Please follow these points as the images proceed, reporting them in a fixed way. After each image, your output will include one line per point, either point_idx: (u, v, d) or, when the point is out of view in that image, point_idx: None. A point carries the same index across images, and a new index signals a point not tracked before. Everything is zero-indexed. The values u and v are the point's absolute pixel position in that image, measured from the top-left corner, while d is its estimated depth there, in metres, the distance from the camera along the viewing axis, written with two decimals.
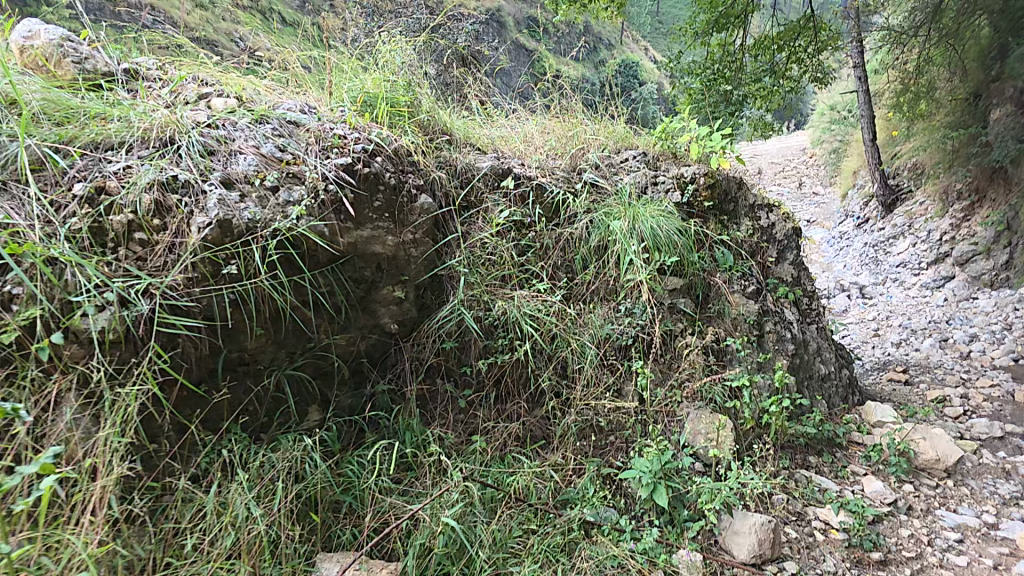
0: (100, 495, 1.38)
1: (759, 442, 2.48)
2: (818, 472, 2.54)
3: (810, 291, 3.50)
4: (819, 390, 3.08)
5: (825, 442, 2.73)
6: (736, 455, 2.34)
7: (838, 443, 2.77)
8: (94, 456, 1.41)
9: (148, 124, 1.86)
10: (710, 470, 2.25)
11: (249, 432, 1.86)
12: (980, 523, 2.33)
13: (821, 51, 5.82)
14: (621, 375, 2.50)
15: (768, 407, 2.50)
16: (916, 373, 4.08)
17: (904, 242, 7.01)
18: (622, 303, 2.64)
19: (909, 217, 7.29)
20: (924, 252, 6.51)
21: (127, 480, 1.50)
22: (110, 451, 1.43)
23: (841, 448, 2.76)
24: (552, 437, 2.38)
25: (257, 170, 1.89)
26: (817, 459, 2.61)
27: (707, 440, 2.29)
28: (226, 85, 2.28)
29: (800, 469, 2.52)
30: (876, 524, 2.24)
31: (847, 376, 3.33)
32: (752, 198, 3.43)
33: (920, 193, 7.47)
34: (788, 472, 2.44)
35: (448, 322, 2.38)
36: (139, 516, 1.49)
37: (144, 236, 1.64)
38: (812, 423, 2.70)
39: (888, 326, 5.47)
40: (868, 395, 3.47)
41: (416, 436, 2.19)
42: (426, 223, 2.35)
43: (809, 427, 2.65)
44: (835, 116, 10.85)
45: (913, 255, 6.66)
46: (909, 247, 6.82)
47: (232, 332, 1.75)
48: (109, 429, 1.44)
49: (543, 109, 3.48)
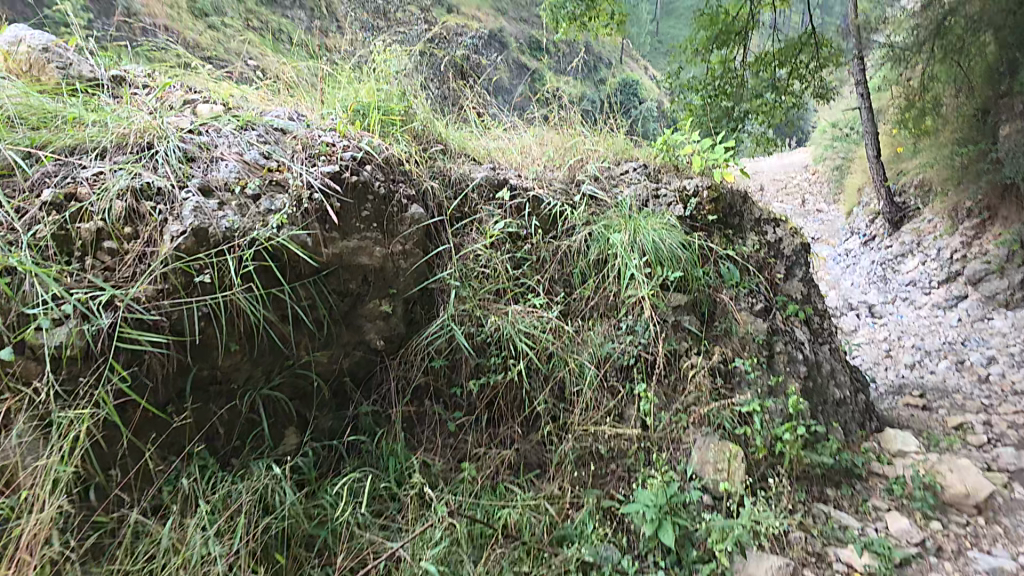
0: (39, 532, 1.31)
1: (773, 473, 2.36)
2: (837, 507, 2.43)
3: (820, 310, 3.38)
4: (835, 416, 2.94)
5: (844, 473, 2.61)
6: (750, 491, 2.23)
7: (858, 475, 2.64)
8: (33, 488, 1.33)
9: (125, 129, 1.76)
10: (721, 504, 2.15)
11: (218, 456, 1.76)
12: (1018, 567, 2.18)
13: (822, 67, 5.85)
14: (622, 399, 2.39)
15: (782, 434, 2.41)
16: (933, 398, 3.93)
17: (912, 260, 6.89)
18: (623, 321, 2.54)
19: (918, 234, 7.17)
20: (935, 271, 6.37)
21: (72, 514, 1.41)
22: (52, 481, 1.35)
23: (860, 480, 2.62)
24: (548, 466, 2.25)
25: (238, 177, 1.80)
26: (835, 493, 2.49)
27: (717, 471, 2.20)
28: (215, 92, 2.16)
29: (818, 503, 2.40)
30: (904, 567, 2.11)
31: (864, 400, 3.19)
32: (758, 212, 3.33)
33: (928, 211, 7.37)
34: (806, 507, 2.33)
35: (438, 338, 2.29)
36: (82, 556, 1.40)
37: (113, 244, 1.56)
38: (828, 452, 2.58)
39: (900, 346, 5.30)
40: (886, 421, 3.31)
41: (400, 463, 2.09)
42: (417, 234, 2.25)
43: (826, 457, 2.53)
44: (839, 134, 10.81)
45: (922, 273, 6.53)
46: (918, 266, 6.69)
47: (202, 348, 1.65)
48: (52, 457, 1.35)
49: (541, 120, 3.42)
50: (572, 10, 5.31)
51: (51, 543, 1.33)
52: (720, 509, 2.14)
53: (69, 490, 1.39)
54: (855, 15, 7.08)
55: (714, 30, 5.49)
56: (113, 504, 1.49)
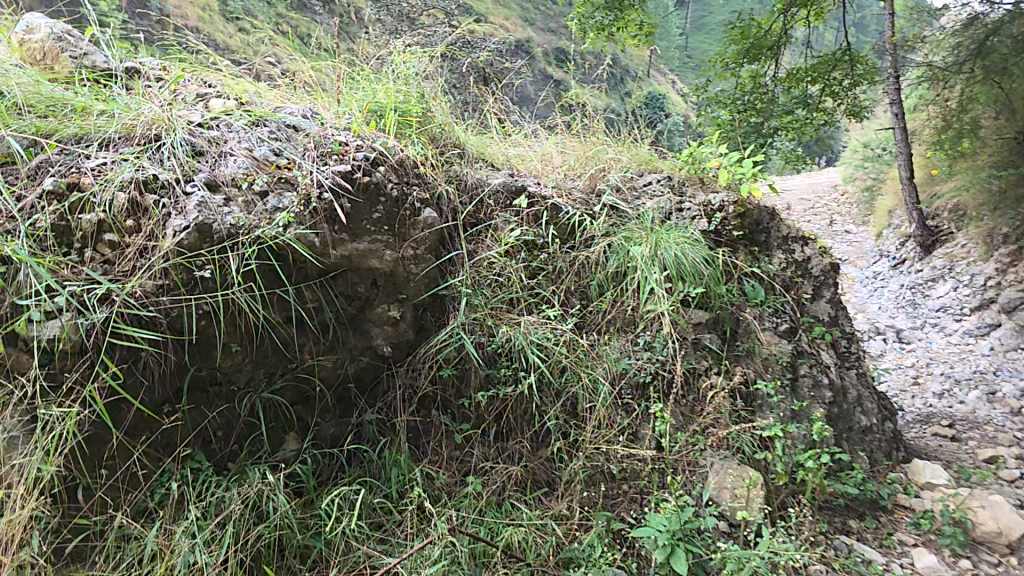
0: (15, 533, 1.28)
1: (793, 501, 2.23)
2: (860, 539, 2.28)
3: (848, 333, 3.23)
4: (860, 445, 2.79)
5: (867, 504, 2.47)
6: (768, 519, 2.10)
7: (883, 506, 2.49)
8: (13, 487, 1.29)
9: (133, 121, 1.73)
10: (737, 533, 2.02)
11: (214, 460, 1.69)
12: None
13: (857, 86, 5.69)
14: (637, 417, 2.28)
15: (804, 461, 2.28)
16: (964, 429, 3.73)
17: (944, 285, 6.64)
18: (640, 337, 2.44)
19: (951, 259, 6.94)
20: (967, 297, 6.13)
21: (54, 516, 1.37)
22: (33, 481, 1.30)
23: (885, 513, 2.47)
24: (557, 484, 2.17)
25: (246, 173, 1.76)
26: (859, 524, 2.35)
27: (734, 497, 2.08)
28: (229, 88, 2.14)
29: (839, 534, 2.27)
30: None
31: (891, 429, 3.03)
32: (787, 229, 3.19)
33: (962, 235, 7.12)
34: (826, 539, 2.19)
35: (448, 347, 2.21)
36: (60, 559, 1.36)
37: (113, 237, 1.52)
38: (852, 482, 2.45)
39: (929, 373, 5.08)
40: (913, 451, 3.14)
41: (403, 474, 2.00)
42: (430, 238, 2.18)
43: (850, 487, 2.40)
44: (871, 155, 10.57)
45: (953, 298, 6.29)
46: (950, 291, 6.45)
47: (201, 347, 1.60)
48: (33, 456, 1.30)
49: (564, 128, 3.37)
50: (600, 20, 5.25)
51: (29, 545, 1.30)
52: (736, 537, 2.01)
53: (52, 489, 1.35)
54: (891, 33, 6.91)
55: (745, 44, 5.61)
56: (96, 508, 1.44)
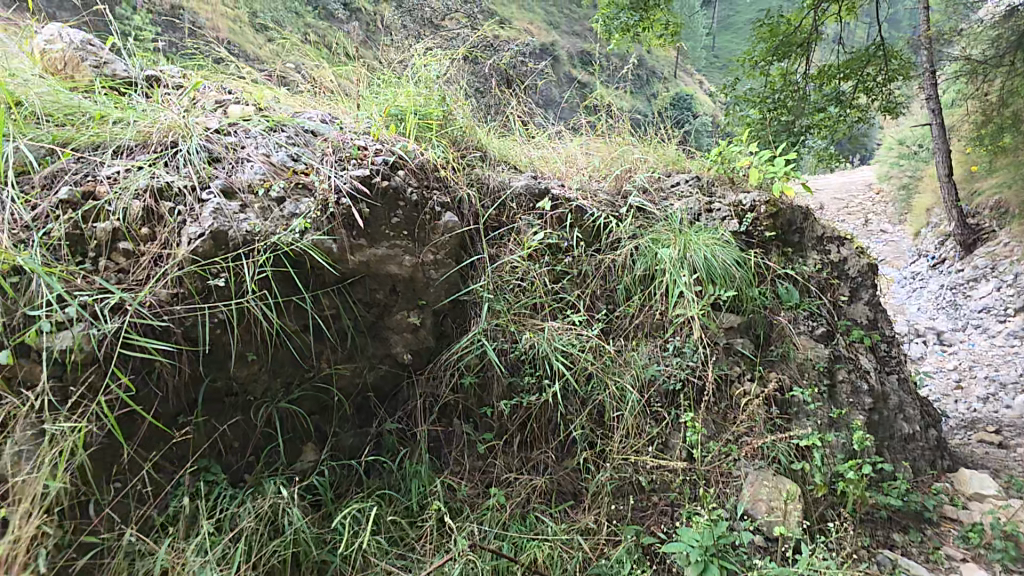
0: (17, 553, 1.20)
1: (832, 513, 2.11)
2: (904, 554, 2.15)
3: (889, 336, 3.07)
4: (902, 454, 2.64)
5: (912, 516, 2.33)
6: (807, 533, 1.98)
7: (928, 519, 2.35)
8: (17, 504, 1.23)
9: (149, 128, 1.71)
10: (773, 548, 1.91)
11: (230, 471, 1.68)
12: None
13: (891, 80, 5.48)
14: (667, 426, 2.19)
15: (845, 472, 2.16)
16: (1011, 436, 3.54)
17: (987, 285, 6.33)
18: (669, 342, 2.35)
19: (993, 259, 6.58)
20: (1012, 297, 5.80)
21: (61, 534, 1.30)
22: (38, 496, 1.25)
23: (931, 526, 2.34)
24: (583, 495, 2.08)
25: (263, 178, 1.73)
26: (903, 538, 2.22)
27: (771, 510, 1.97)
28: (247, 93, 2.11)
29: (883, 549, 2.13)
30: None
31: (935, 437, 2.87)
32: (821, 229, 3.05)
33: (1005, 233, 6.77)
34: (869, 553, 2.06)
35: (469, 354, 2.15)
36: None
37: (128, 245, 1.50)
38: (895, 493, 2.31)
39: (972, 377, 4.85)
40: (959, 461, 2.99)
41: (424, 486, 1.95)
42: (451, 243, 2.11)
43: (893, 499, 2.26)
44: (907, 152, 10.21)
45: (997, 299, 5.96)
46: (992, 291, 6.13)
47: (215, 357, 1.57)
48: (37, 472, 1.26)
49: (588, 129, 3.30)
50: (624, 21, 5.14)
51: (33, 565, 1.22)
52: (773, 552, 1.90)
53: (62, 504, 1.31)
54: (927, 26, 6.67)
55: (775, 41, 5.43)
56: (105, 524, 1.39)
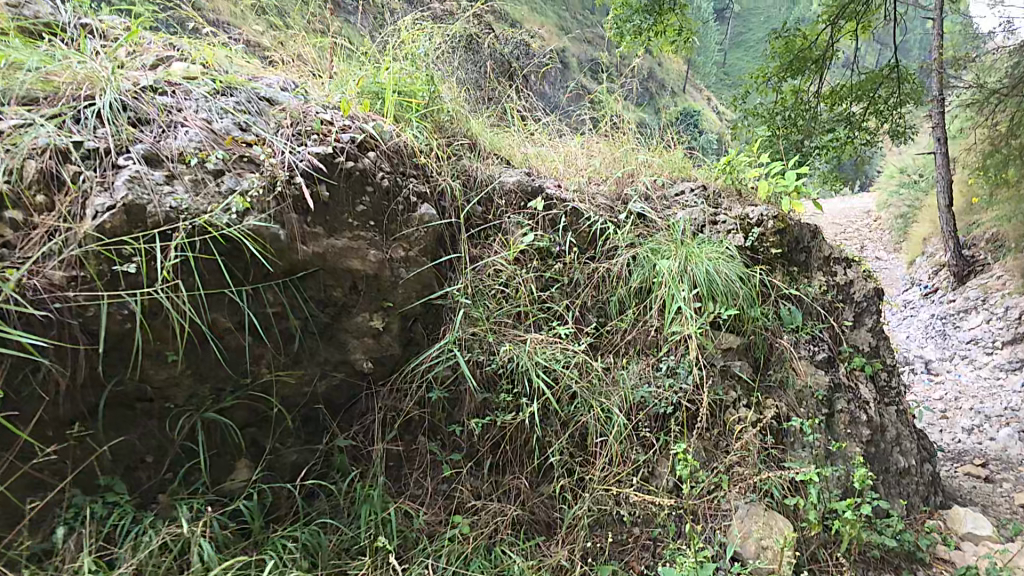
0: None
1: (822, 553, 1.88)
2: None
3: (891, 364, 2.83)
4: (898, 490, 2.40)
5: (904, 557, 2.08)
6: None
7: (920, 559, 2.11)
8: None
9: (62, 80, 1.45)
10: None
11: (138, 491, 1.42)
12: None
13: (904, 104, 5.24)
14: (654, 454, 1.94)
15: (841, 510, 1.92)
16: (998, 472, 3.34)
17: (978, 316, 6.08)
18: (662, 362, 2.10)
19: (985, 290, 6.35)
20: (1001, 330, 5.55)
21: None
22: None
23: (923, 566, 2.10)
24: (557, 527, 1.82)
25: (199, 147, 1.48)
26: None
27: (760, 549, 1.73)
28: (196, 50, 1.83)
29: None
30: None
31: (931, 472, 2.62)
32: (829, 249, 2.80)
33: (999, 266, 6.54)
34: None
35: (438, 365, 1.89)
36: None
37: (16, 215, 1.23)
38: (888, 531, 2.05)
39: (958, 408, 4.62)
40: (950, 497, 2.76)
41: (375, 512, 1.68)
42: (425, 238, 1.90)
43: (886, 538, 2.00)
44: (908, 182, 10.06)
45: (987, 331, 5.71)
46: (983, 322, 5.88)
47: (122, 358, 1.33)
48: None
49: (590, 128, 3.06)
50: (638, 24, 4.86)
51: None
52: None
53: None
54: (940, 51, 6.47)
55: (788, 56, 5.17)
56: None
